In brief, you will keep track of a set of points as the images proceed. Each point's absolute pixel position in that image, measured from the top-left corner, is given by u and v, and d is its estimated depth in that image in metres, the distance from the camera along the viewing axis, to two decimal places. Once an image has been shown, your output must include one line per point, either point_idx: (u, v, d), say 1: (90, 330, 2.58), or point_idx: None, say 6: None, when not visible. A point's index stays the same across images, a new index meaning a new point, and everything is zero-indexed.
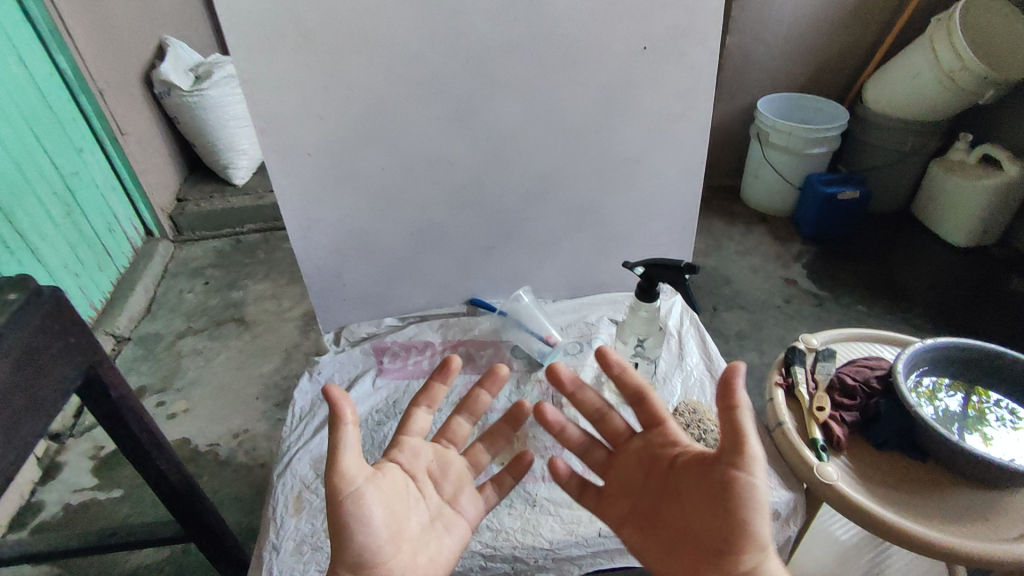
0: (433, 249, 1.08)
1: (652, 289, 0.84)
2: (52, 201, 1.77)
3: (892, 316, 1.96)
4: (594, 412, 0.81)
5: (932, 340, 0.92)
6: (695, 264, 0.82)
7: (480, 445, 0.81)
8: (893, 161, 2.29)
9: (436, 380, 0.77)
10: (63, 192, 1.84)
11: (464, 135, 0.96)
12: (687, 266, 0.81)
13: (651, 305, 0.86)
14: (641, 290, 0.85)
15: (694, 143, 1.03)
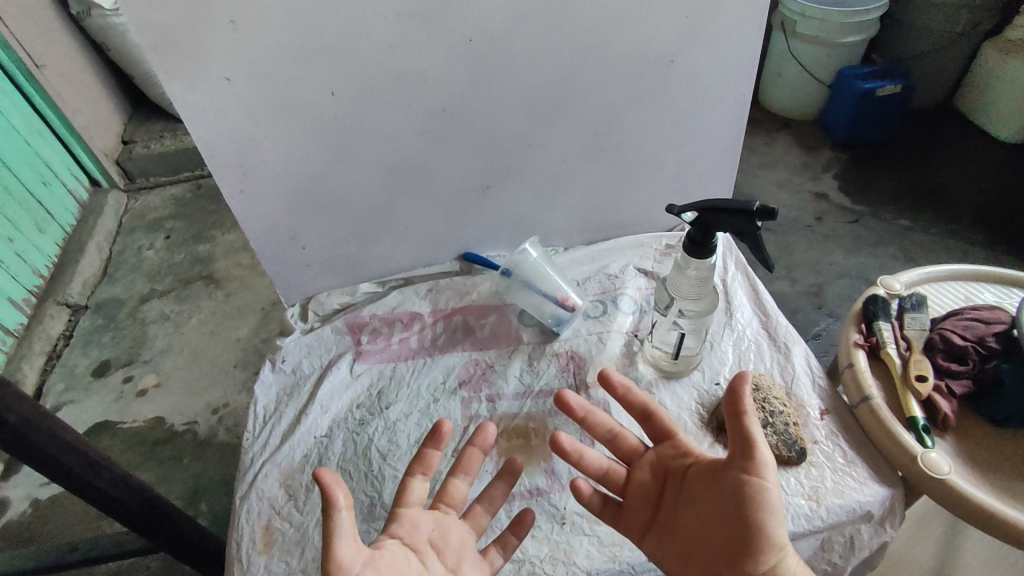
0: (412, 195, 0.85)
1: (709, 242, 0.62)
2: None
3: (936, 228, 1.75)
4: (606, 433, 0.65)
5: None
6: (773, 208, 0.57)
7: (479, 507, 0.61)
8: (938, 46, 1.98)
9: (429, 446, 0.56)
10: None
11: (438, 38, 0.71)
12: (761, 210, 0.57)
13: (705, 261, 0.64)
14: (694, 243, 0.63)
15: (745, 32, 0.78)
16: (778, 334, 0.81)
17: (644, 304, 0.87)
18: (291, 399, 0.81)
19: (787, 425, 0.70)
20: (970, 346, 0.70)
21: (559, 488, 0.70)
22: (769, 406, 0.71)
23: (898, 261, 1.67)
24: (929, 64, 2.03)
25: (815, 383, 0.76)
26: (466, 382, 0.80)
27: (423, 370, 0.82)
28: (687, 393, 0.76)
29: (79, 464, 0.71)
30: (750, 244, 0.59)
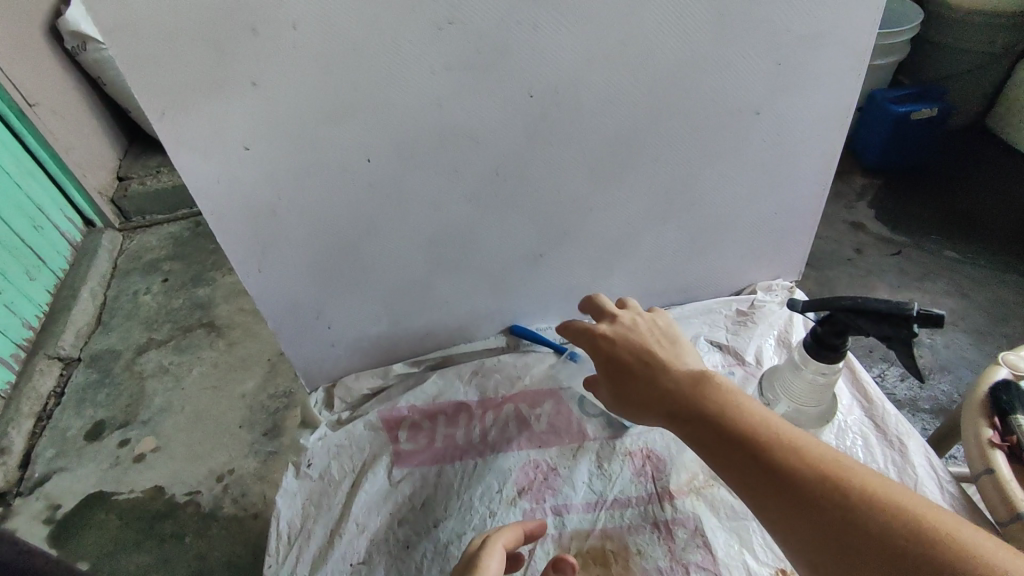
0: (456, 267, 0.74)
1: (839, 343, 0.52)
2: None
3: (986, 259, 1.65)
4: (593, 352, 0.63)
5: None
6: (938, 314, 0.45)
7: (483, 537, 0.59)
8: (971, 66, 1.89)
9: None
10: None
11: (494, 94, 0.60)
12: (921, 316, 0.45)
13: (829, 364, 0.54)
14: (819, 343, 0.53)
15: (842, 78, 0.67)
16: (888, 426, 0.70)
17: None
18: (320, 514, 0.69)
19: None
20: None
21: None
22: None
23: (951, 297, 1.56)
24: (963, 87, 1.94)
25: (944, 490, 0.64)
26: (527, 489, 0.68)
27: (473, 474, 0.70)
28: None
29: None
30: (899, 352, 0.48)
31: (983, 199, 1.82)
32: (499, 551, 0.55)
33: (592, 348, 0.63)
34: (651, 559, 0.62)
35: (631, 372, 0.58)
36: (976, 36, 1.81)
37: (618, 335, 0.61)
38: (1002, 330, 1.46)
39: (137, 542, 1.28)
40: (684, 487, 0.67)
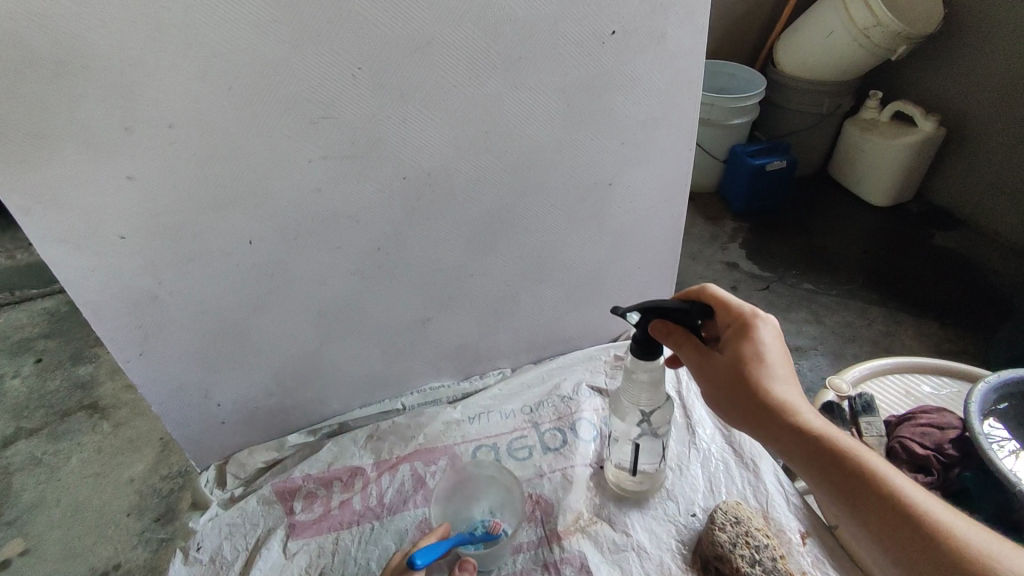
0: (347, 337, 0.77)
1: (654, 342, 0.60)
2: None
3: (836, 290, 1.87)
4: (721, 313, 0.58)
5: (996, 376, 0.74)
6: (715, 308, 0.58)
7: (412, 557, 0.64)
8: (809, 125, 2.18)
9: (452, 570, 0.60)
10: None
11: (370, 178, 0.65)
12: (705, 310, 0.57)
13: (650, 362, 0.62)
14: (639, 343, 0.60)
15: (677, 154, 0.79)
16: (743, 450, 0.79)
17: (605, 429, 0.82)
18: None
19: (775, 560, 0.66)
20: (931, 454, 0.70)
21: None
22: (754, 542, 0.67)
23: (812, 325, 1.76)
24: (807, 141, 2.23)
25: (789, 503, 0.73)
26: None
27: (371, 539, 0.71)
28: (665, 530, 0.71)
29: None
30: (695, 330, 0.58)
31: (830, 236, 2.08)
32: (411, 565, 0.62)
33: (737, 338, 0.56)
34: None
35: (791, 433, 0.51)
36: (810, 100, 2.11)
37: (770, 376, 0.53)
38: (853, 351, 1.67)
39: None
40: (571, 527, 0.72)
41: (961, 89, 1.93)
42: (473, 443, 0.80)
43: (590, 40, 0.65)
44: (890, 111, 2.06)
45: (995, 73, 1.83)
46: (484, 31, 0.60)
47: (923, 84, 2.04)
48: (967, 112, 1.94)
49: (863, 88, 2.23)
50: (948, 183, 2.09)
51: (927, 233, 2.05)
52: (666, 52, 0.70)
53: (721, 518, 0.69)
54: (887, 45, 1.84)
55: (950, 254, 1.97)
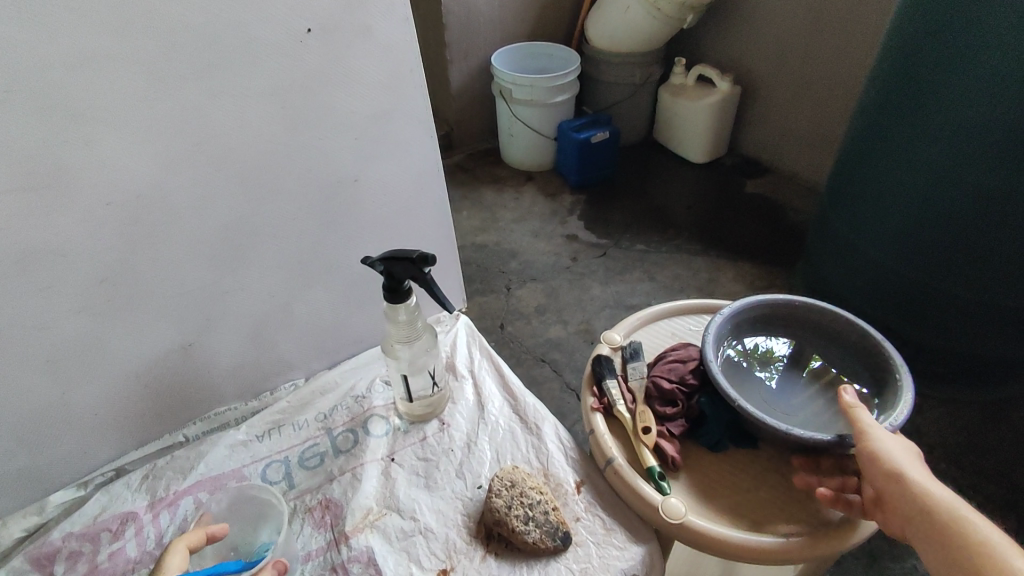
0: (94, 377, 0.72)
1: (400, 287, 0.70)
2: None
3: (665, 246, 2.02)
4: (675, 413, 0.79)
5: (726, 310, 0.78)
6: (433, 252, 0.68)
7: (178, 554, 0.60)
8: (628, 95, 2.31)
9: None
10: None
11: (62, 207, 0.61)
12: (423, 255, 0.67)
13: (406, 305, 0.72)
14: (388, 291, 0.71)
15: (420, 142, 0.81)
16: (528, 415, 0.83)
17: (397, 422, 0.83)
18: None
19: (546, 512, 0.70)
20: (677, 387, 0.79)
21: None
22: (527, 500, 0.71)
23: (645, 282, 1.88)
24: (629, 110, 2.36)
25: (566, 456, 0.79)
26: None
27: None
28: (452, 507, 0.74)
29: None
30: (425, 285, 0.68)
31: (658, 197, 2.23)
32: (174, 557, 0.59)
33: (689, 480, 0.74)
34: None
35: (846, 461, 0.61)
36: (623, 71, 2.24)
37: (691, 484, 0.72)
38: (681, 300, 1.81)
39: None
40: (359, 525, 0.72)
41: (748, 49, 2.13)
42: (262, 462, 0.79)
43: (285, 39, 0.64)
44: (694, 75, 2.23)
45: (771, 31, 2.03)
46: (155, 40, 0.57)
47: (718, 47, 2.22)
48: (755, 69, 2.14)
49: (669, 55, 2.39)
50: (752, 135, 2.30)
51: (740, 182, 2.25)
52: (377, 45, 0.71)
53: (498, 485, 0.73)
54: (677, 14, 1.99)
55: (760, 199, 2.18)
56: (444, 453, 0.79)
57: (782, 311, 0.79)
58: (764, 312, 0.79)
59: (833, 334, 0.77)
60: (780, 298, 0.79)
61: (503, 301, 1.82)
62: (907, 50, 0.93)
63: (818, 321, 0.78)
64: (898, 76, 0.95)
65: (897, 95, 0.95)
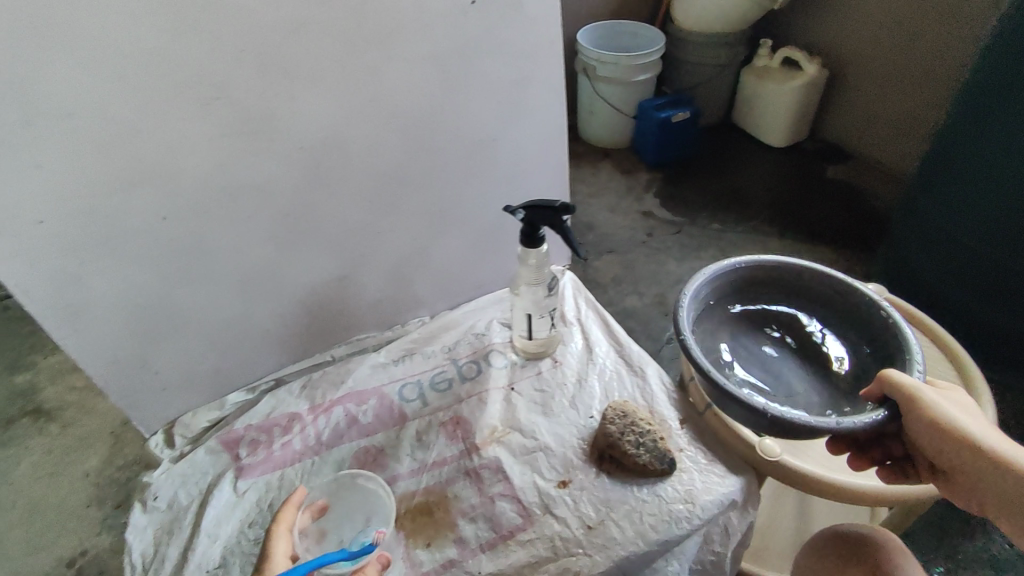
0: (268, 299, 0.85)
1: (536, 234, 0.80)
2: None
3: (741, 227, 2.05)
4: None
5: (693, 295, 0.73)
6: (571, 203, 0.77)
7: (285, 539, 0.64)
8: (710, 76, 2.31)
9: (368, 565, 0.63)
10: None
11: (267, 151, 0.72)
12: (563, 205, 0.77)
13: (538, 250, 0.82)
14: (525, 237, 0.81)
15: (548, 107, 0.89)
16: (633, 360, 0.92)
17: (515, 358, 0.93)
18: (172, 538, 0.76)
19: (655, 440, 0.79)
20: None
21: (469, 552, 0.73)
22: (638, 429, 0.80)
23: None
24: (709, 92, 2.36)
25: (668, 396, 0.87)
26: None
27: (312, 471, 0.81)
28: (568, 432, 0.84)
29: None
30: (561, 230, 0.78)
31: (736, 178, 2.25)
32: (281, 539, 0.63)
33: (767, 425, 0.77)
34: (465, 499, 0.78)
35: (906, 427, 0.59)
36: (708, 52, 2.24)
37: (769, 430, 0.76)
38: None
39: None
40: (487, 439, 0.83)
41: (840, 32, 2.10)
42: (399, 382, 0.90)
43: (451, 10, 0.73)
44: (779, 57, 2.22)
45: (867, 14, 2.00)
46: (354, 9, 0.68)
47: (807, 29, 2.20)
48: (846, 52, 2.12)
49: (755, 36, 2.37)
50: (837, 120, 2.27)
51: (821, 167, 2.24)
52: (525, 18, 0.79)
53: (611, 415, 0.82)
54: None
55: (841, 185, 2.16)
56: (558, 386, 0.89)
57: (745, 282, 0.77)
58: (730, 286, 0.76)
59: (802, 285, 0.77)
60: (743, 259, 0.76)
61: (580, 270, 1.91)
62: (1016, 33, 0.94)
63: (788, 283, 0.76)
64: (1004, 58, 0.97)
65: (1011, 78, 0.97)
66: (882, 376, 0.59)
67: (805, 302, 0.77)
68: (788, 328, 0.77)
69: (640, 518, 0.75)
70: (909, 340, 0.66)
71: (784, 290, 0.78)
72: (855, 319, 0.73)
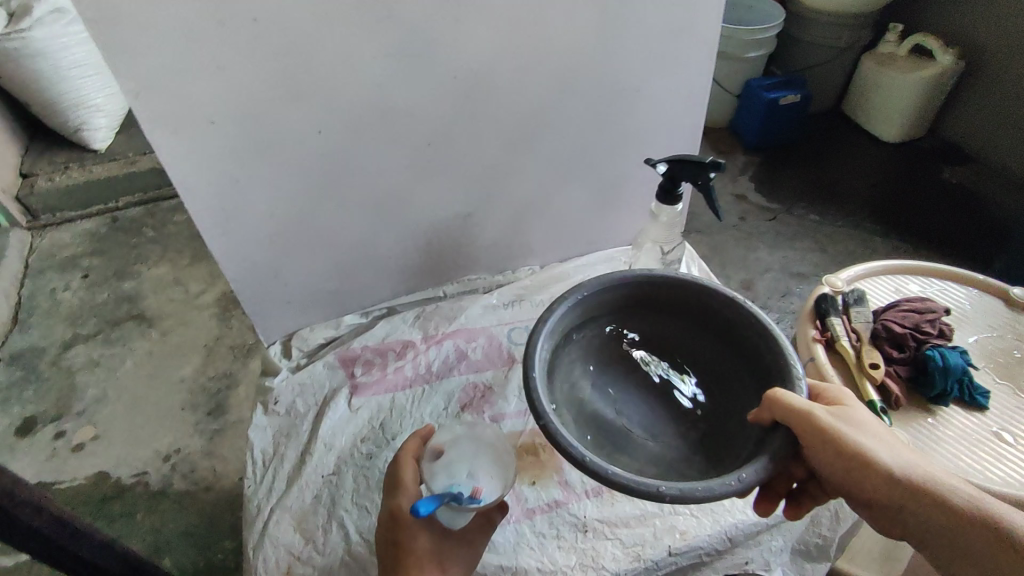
0: (396, 227, 0.86)
1: (674, 190, 0.78)
2: None
3: (843, 221, 1.92)
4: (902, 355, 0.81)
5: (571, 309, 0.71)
6: (721, 160, 0.74)
7: (407, 470, 0.66)
8: (829, 59, 2.14)
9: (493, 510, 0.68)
10: None
11: (423, 76, 0.72)
12: (712, 161, 0.74)
13: (672, 208, 0.80)
14: (664, 192, 0.79)
15: (698, 63, 0.85)
16: None
17: None
18: (290, 440, 0.80)
19: None
20: (909, 333, 0.82)
21: (575, 497, 0.74)
22: None
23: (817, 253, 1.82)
24: (827, 72, 2.19)
25: None
26: (468, 406, 0.83)
27: (423, 398, 0.83)
28: None
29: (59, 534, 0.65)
30: (702, 191, 0.76)
31: (842, 168, 2.10)
32: (407, 464, 0.67)
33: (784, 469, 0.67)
34: None
35: (805, 450, 0.58)
36: (831, 33, 2.06)
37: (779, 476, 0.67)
38: None
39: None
40: None
41: (985, 22, 1.93)
42: (509, 325, 0.91)
43: None
44: (909, 45, 2.05)
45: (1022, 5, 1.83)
46: None
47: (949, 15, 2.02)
48: (988, 46, 1.94)
49: (881, 20, 2.19)
50: (964, 119, 2.10)
51: (936, 169, 2.08)
52: None
53: None
54: None
55: (960, 189, 2.01)
56: None
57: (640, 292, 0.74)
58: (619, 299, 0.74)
59: (680, 297, 0.73)
60: (582, 288, 0.71)
61: None
62: None
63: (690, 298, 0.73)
64: None
65: None
66: (772, 397, 0.58)
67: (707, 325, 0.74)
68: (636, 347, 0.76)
69: None
70: (785, 350, 0.65)
71: (625, 310, 0.75)
72: (724, 323, 0.72)
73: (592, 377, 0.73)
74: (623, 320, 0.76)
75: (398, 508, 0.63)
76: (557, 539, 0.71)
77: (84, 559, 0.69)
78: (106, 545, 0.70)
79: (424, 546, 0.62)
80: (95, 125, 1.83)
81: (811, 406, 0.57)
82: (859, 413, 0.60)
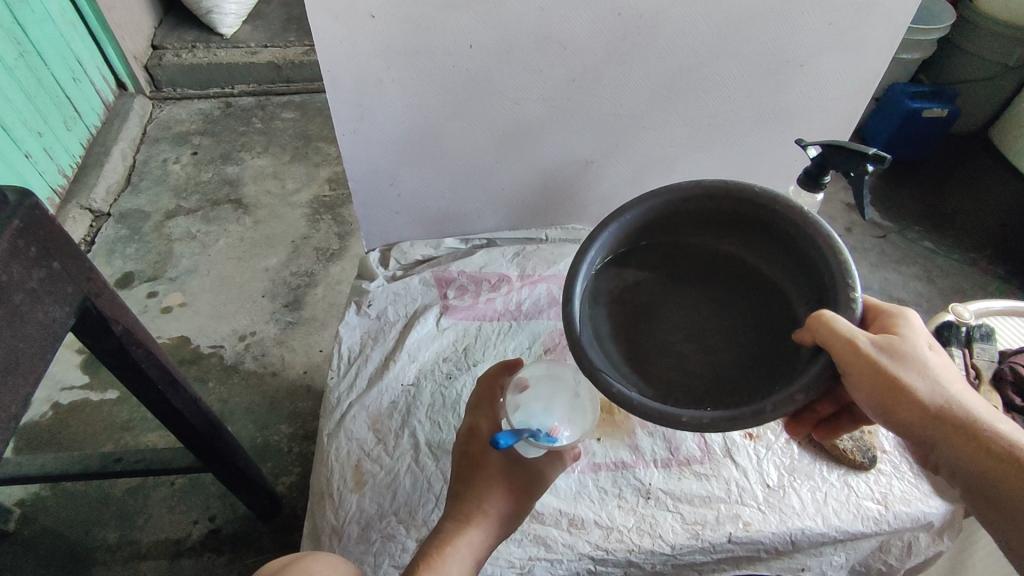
0: (518, 159, 0.85)
1: (820, 177, 0.76)
2: (24, 73, 1.35)
3: (979, 253, 1.64)
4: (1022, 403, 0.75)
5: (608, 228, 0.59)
6: (883, 153, 0.67)
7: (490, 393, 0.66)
8: (989, 76, 1.76)
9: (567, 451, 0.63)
10: (23, 41, 1.35)
11: (589, 6, 0.68)
12: (874, 154, 0.67)
13: (815, 190, 0.77)
14: (807, 176, 0.77)
15: (877, 47, 0.77)
16: None
17: None
18: (377, 344, 0.83)
19: (862, 433, 0.76)
20: None
21: (643, 463, 0.73)
22: None
23: None
24: (981, 92, 1.82)
25: None
26: (551, 349, 0.83)
27: (509, 333, 0.84)
28: None
29: (161, 382, 0.69)
30: (852, 183, 0.70)
31: (985, 194, 1.78)
32: (488, 389, 0.67)
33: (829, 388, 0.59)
34: None
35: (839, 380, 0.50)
36: (1000, 46, 1.69)
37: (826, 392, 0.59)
38: None
39: (89, 528, 1.03)
40: None
41: None
42: None
43: None
44: None
45: None
46: None
47: None
48: None
49: None
50: None
51: None
52: None
53: None
54: None
55: None
56: None
57: (701, 207, 0.59)
58: (670, 216, 0.59)
59: (747, 216, 0.57)
60: (623, 213, 0.59)
61: None
62: None
63: (762, 222, 0.57)
64: None
65: None
66: (818, 321, 0.48)
67: (781, 255, 0.57)
68: (678, 275, 0.60)
69: (824, 499, 0.72)
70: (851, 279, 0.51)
71: (658, 229, 0.60)
72: (781, 242, 0.56)
73: (618, 301, 0.58)
74: (658, 242, 0.61)
75: (475, 426, 0.63)
76: (619, 499, 0.71)
77: (177, 409, 0.73)
78: (196, 403, 0.74)
79: (496, 466, 0.60)
80: (226, 8, 1.87)
81: (858, 335, 0.47)
82: (909, 339, 0.50)
